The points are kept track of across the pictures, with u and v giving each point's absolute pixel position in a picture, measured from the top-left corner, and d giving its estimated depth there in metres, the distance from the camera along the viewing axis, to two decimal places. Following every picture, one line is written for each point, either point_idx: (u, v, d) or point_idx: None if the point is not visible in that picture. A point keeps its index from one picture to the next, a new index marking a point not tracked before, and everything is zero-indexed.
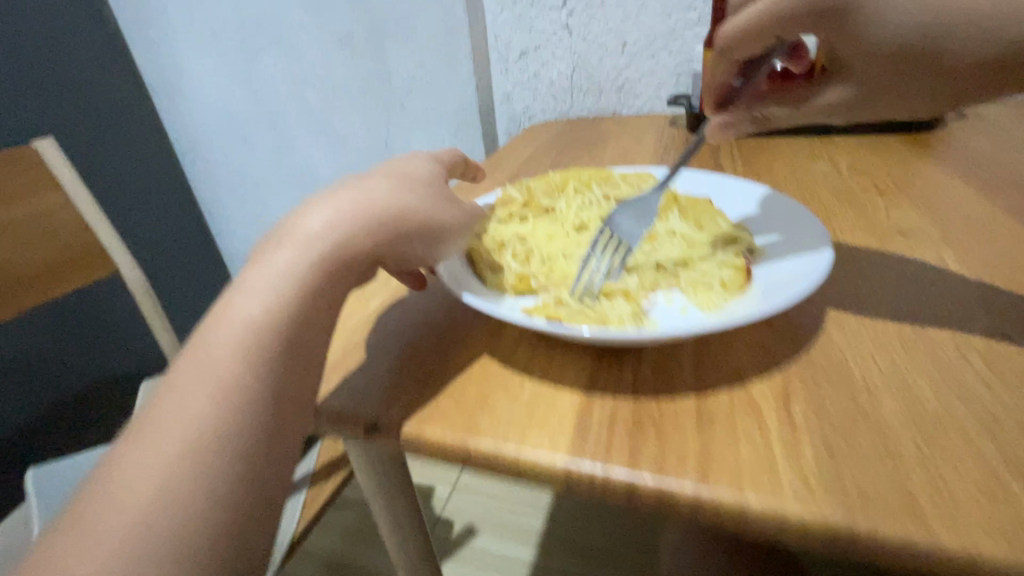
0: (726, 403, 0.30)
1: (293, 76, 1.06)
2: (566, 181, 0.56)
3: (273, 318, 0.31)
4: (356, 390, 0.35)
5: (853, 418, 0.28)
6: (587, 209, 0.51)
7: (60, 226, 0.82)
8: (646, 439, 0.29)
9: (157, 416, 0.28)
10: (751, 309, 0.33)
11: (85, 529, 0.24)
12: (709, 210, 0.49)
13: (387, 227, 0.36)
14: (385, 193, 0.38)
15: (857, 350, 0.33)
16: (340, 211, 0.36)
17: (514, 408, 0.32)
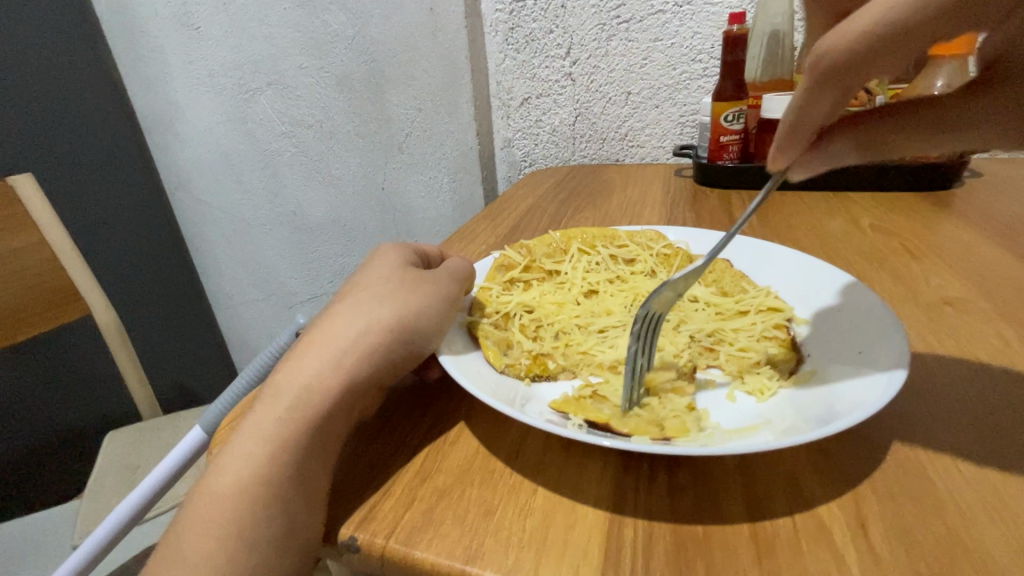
0: (786, 520, 0.25)
1: (289, 115, 1.03)
2: (567, 239, 0.52)
3: (256, 464, 0.28)
4: (332, 490, 0.29)
5: (947, 548, 0.23)
6: (595, 272, 0.48)
7: (31, 266, 0.75)
8: (692, 570, 0.23)
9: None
10: (828, 413, 0.28)
11: None
12: (730, 275, 0.46)
13: (397, 346, 0.32)
14: (380, 310, 0.33)
15: (932, 451, 0.28)
16: (333, 343, 0.32)
17: (526, 518, 0.26)
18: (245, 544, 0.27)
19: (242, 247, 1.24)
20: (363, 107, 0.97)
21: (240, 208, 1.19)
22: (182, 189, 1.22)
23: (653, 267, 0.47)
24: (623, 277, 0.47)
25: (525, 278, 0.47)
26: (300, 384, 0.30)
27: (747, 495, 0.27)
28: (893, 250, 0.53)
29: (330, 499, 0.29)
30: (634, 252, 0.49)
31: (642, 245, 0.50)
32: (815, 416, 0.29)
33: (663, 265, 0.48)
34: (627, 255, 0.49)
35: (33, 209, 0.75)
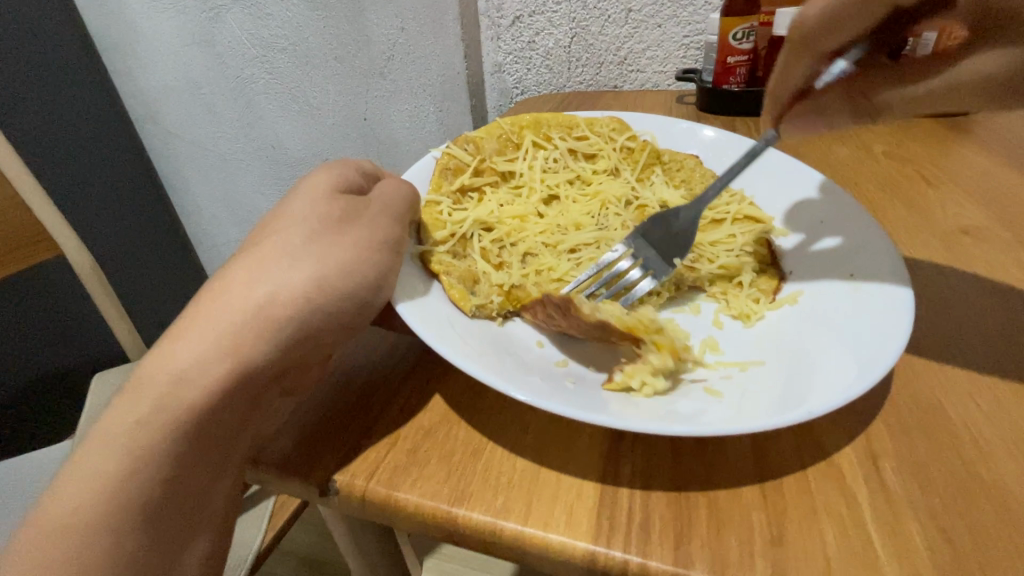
0: (793, 455, 0.23)
1: (260, 37, 0.94)
2: (520, 128, 0.47)
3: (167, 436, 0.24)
4: (305, 427, 0.27)
5: (963, 482, 0.22)
6: (554, 171, 0.45)
7: None
8: (694, 510, 0.22)
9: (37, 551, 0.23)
10: (829, 343, 0.28)
11: None
12: (697, 172, 0.44)
13: (323, 323, 0.27)
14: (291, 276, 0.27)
15: (950, 384, 0.26)
16: (237, 320, 0.26)
17: (516, 458, 0.25)
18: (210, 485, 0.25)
19: (220, 185, 1.18)
20: (340, 28, 0.88)
21: (215, 142, 1.11)
22: (151, 121, 1.14)
23: (617, 163, 0.45)
24: (586, 179, 0.44)
25: (478, 186, 0.43)
26: (190, 375, 0.25)
27: (752, 432, 0.25)
28: (909, 177, 0.50)
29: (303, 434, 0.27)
30: (596, 145, 0.46)
31: (605, 135, 0.47)
32: (821, 349, 0.28)
33: (626, 160, 0.46)
34: (588, 149, 0.46)
35: None
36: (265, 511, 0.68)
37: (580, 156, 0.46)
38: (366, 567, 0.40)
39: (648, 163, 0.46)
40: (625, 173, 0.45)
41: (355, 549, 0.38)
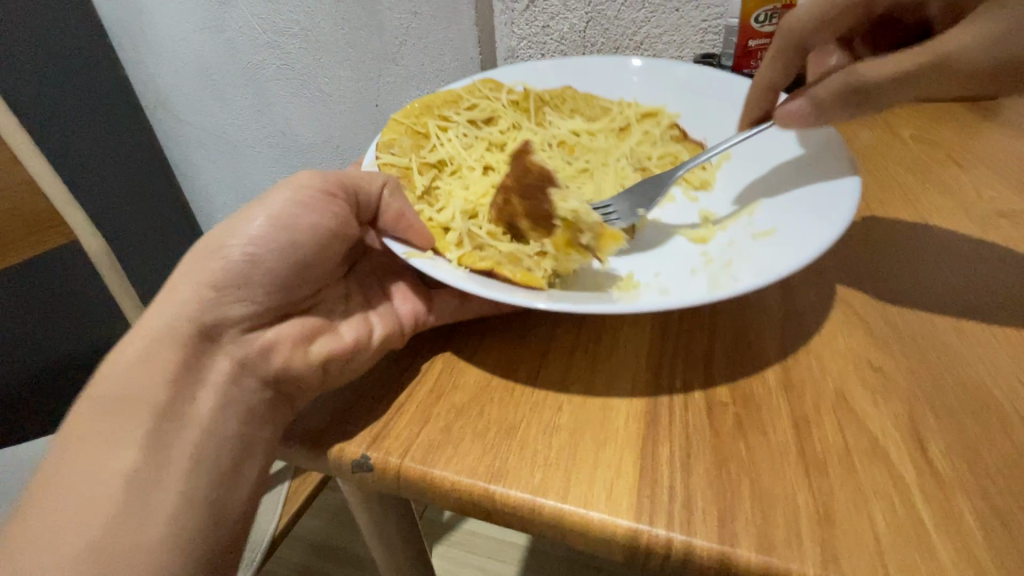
0: (836, 437, 0.23)
1: (270, 23, 0.93)
2: (407, 119, 0.42)
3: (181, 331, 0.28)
4: (284, 361, 0.30)
5: (1014, 463, 0.21)
6: (473, 146, 0.42)
7: None
8: (737, 487, 0.21)
9: (77, 435, 0.26)
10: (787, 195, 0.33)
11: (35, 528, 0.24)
12: (581, 97, 0.46)
13: (275, 278, 0.30)
14: (241, 241, 0.30)
15: (993, 365, 0.26)
16: (186, 290, 0.29)
17: (552, 434, 0.24)
18: (173, 430, 0.27)
19: (229, 172, 1.18)
20: (352, 12, 0.86)
21: (225, 129, 1.11)
22: (161, 108, 1.13)
23: (516, 118, 0.44)
24: (502, 140, 0.43)
25: (424, 182, 0.39)
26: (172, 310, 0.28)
27: (792, 410, 0.24)
28: (938, 160, 0.48)
29: (283, 367, 0.30)
30: (488, 109, 0.44)
31: (487, 96, 0.45)
32: (781, 200, 0.33)
33: (520, 113, 0.45)
34: (483, 115, 0.44)
35: None
36: (279, 494, 0.70)
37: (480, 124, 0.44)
38: (386, 547, 0.40)
39: (537, 106, 0.45)
40: (526, 123, 0.44)
41: (374, 526, 0.38)
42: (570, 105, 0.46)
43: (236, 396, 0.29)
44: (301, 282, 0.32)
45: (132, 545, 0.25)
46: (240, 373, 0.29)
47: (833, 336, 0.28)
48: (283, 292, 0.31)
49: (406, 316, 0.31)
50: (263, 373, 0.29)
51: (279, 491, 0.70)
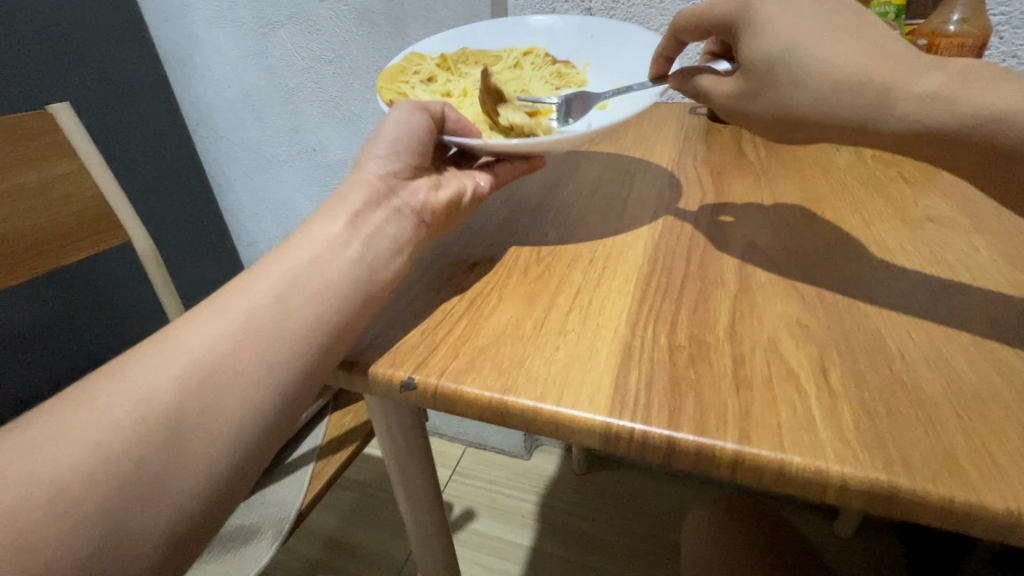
0: (762, 367, 0.31)
1: (309, 51, 1.02)
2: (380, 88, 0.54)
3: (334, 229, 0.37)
4: (424, 199, 0.42)
5: (889, 385, 0.29)
6: (433, 91, 0.57)
7: (73, 194, 0.73)
8: (686, 398, 0.29)
9: (245, 286, 0.34)
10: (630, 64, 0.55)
11: (181, 341, 0.31)
12: (477, 54, 0.62)
13: (413, 153, 0.42)
14: (391, 127, 0.42)
15: (891, 324, 0.34)
16: (349, 197, 0.39)
17: (551, 365, 0.32)
18: (352, 230, 0.38)
19: (262, 184, 1.27)
20: (383, 42, 0.95)
21: (261, 145, 1.20)
22: (205, 125, 1.24)
23: (446, 75, 0.59)
24: (448, 88, 0.58)
25: None
26: (338, 210, 0.39)
27: (733, 352, 0.32)
28: (890, 178, 0.56)
29: (425, 202, 0.42)
30: (426, 71, 0.59)
31: (419, 63, 0.59)
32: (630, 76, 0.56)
33: (444, 68, 0.60)
34: (425, 76, 0.58)
35: (73, 136, 0.73)
36: (305, 473, 0.75)
37: (428, 83, 0.58)
38: (406, 482, 0.49)
39: (454, 65, 0.60)
40: (453, 76, 0.60)
41: (397, 460, 0.47)
42: (472, 59, 0.62)
43: (398, 218, 0.40)
44: (425, 157, 0.43)
45: (314, 296, 0.34)
46: (399, 206, 0.40)
47: (772, 304, 0.36)
48: (417, 161, 0.43)
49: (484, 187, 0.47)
50: (413, 207, 0.41)
51: (304, 472, 0.75)
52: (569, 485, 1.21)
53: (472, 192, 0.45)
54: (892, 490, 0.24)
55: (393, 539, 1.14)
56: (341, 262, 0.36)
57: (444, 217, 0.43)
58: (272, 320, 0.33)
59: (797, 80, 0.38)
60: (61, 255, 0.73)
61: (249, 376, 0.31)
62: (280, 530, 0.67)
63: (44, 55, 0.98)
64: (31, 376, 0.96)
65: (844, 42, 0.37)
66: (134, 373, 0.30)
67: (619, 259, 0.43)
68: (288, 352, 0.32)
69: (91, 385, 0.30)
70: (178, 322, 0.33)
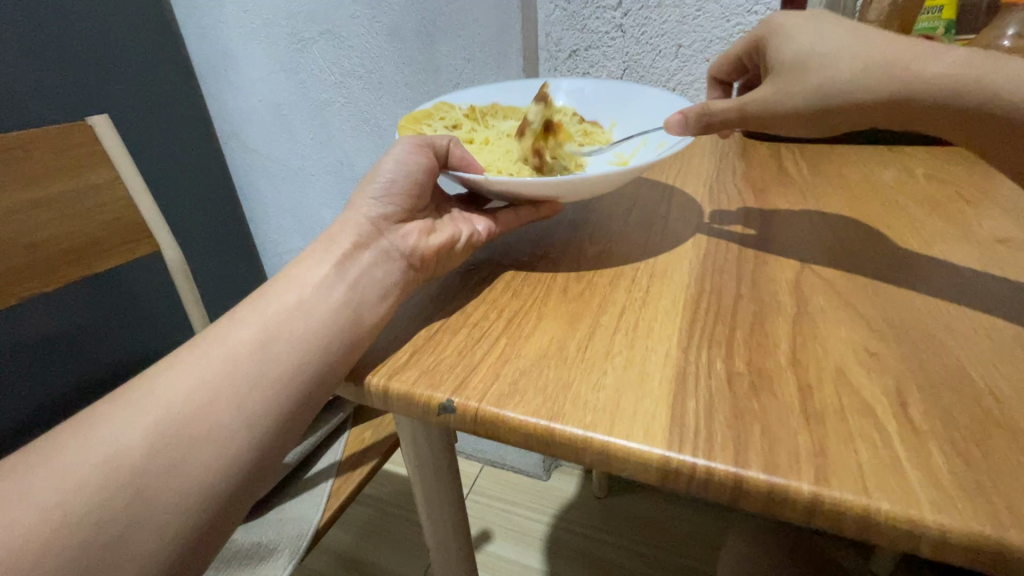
0: (834, 399, 0.28)
1: (339, 65, 1.02)
2: (404, 129, 0.54)
3: (315, 277, 0.39)
4: (414, 242, 0.41)
5: (981, 423, 0.26)
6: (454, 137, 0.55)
7: (107, 204, 0.74)
8: (750, 431, 0.27)
9: (226, 335, 0.37)
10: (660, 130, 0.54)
11: (160, 389, 0.34)
12: (506, 109, 0.61)
13: (406, 195, 0.43)
14: (388, 166, 0.43)
15: (972, 353, 0.31)
16: (338, 239, 0.40)
17: (600, 391, 0.30)
18: (337, 274, 0.39)
19: (289, 197, 1.27)
20: (412, 57, 0.94)
21: (289, 158, 1.20)
22: (234, 139, 1.25)
23: (473, 124, 0.58)
24: (471, 135, 0.56)
25: None
26: (324, 253, 0.40)
27: (799, 382, 0.30)
28: (947, 197, 0.53)
29: (415, 246, 0.41)
30: (452, 118, 0.58)
31: (448, 112, 0.59)
32: (655, 133, 0.54)
33: (471, 117, 0.59)
34: (451, 123, 0.57)
35: (109, 146, 0.74)
36: (323, 490, 0.73)
37: (452, 129, 0.57)
38: (432, 506, 0.47)
39: (483, 116, 0.60)
40: (479, 126, 0.58)
41: (424, 484, 0.44)
42: (502, 114, 0.61)
43: (385, 262, 0.40)
44: (419, 199, 0.44)
45: (291, 345, 0.36)
46: (389, 249, 0.41)
47: (836, 330, 0.34)
48: (410, 203, 0.43)
49: (484, 232, 0.46)
50: (402, 250, 0.41)
51: (323, 489, 0.73)
52: (590, 509, 1.17)
53: (467, 237, 0.44)
54: (998, 546, 0.21)
55: (409, 559, 1.11)
56: (323, 308, 0.37)
57: (435, 259, 0.42)
58: (249, 370, 0.35)
59: (831, 72, 0.40)
60: (87, 265, 0.73)
61: (221, 423, 0.34)
62: (297, 548, 0.65)
63: (82, 69, 1.01)
64: (59, 380, 0.97)
65: (867, 41, 0.40)
66: (112, 420, 0.33)
67: (663, 278, 0.41)
68: (260, 404, 0.35)
69: (79, 425, 0.33)
70: (155, 373, 0.35)
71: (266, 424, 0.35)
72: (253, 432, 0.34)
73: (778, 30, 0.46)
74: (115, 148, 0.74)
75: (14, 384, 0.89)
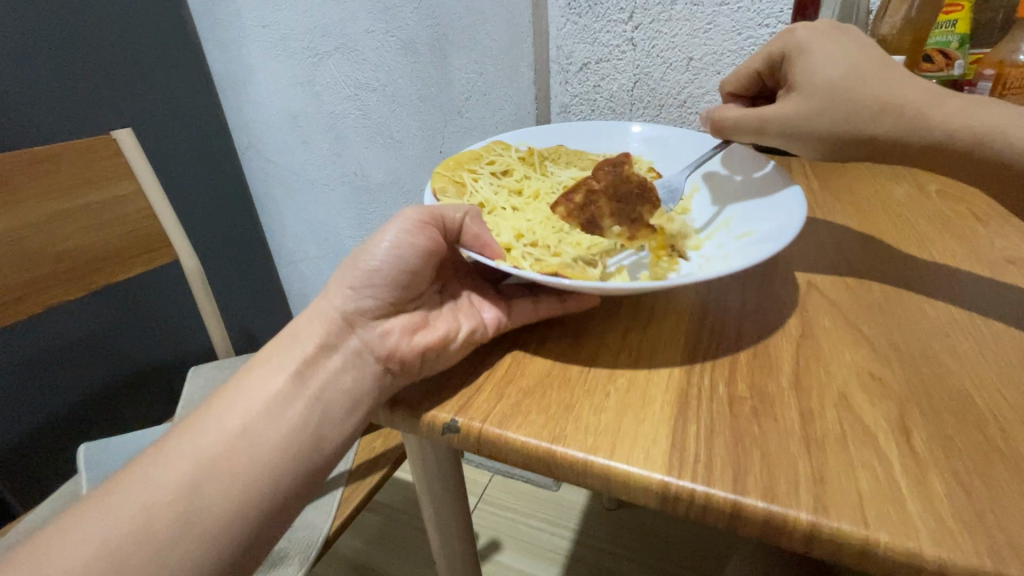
0: (835, 426, 0.28)
1: (355, 79, 1.04)
2: (453, 174, 0.54)
3: (278, 385, 0.36)
4: (393, 344, 0.37)
5: (983, 452, 0.26)
6: (501, 192, 0.54)
7: (130, 216, 0.77)
8: (751, 457, 0.27)
9: (179, 447, 0.34)
10: (739, 210, 0.49)
11: (106, 508, 0.32)
12: (570, 154, 0.59)
13: (391, 284, 0.38)
14: (379, 248, 0.38)
15: (978, 379, 0.31)
16: (308, 338, 0.38)
17: (601, 412, 0.31)
18: (298, 384, 0.36)
19: (303, 207, 1.30)
20: (425, 71, 0.95)
21: (304, 168, 1.22)
22: (252, 150, 1.27)
23: (526, 171, 0.57)
24: (520, 185, 0.55)
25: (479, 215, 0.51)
26: (292, 353, 0.37)
27: (801, 406, 0.30)
28: (960, 214, 0.52)
29: (393, 349, 0.37)
30: (506, 165, 0.57)
31: (504, 155, 0.58)
32: (737, 214, 0.48)
33: (525, 165, 0.58)
34: (503, 170, 0.57)
35: (133, 161, 0.76)
36: (334, 497, 0.74)
37: (500, 176, 0.56)
38: (440, 521, 0.47)
39: (540, 160, 0.59)
40: (532, 173, 0.57)
41: (431, 499, 0.45)
42: (563, 159, 0.59)
43: (356, 367, 0.37)
44: (408, 287, 0.39)
45: (238, 472, 0.34)
46: (360, 351, 0.38)
47: (840, 352, 0.34)
48: (397, 294, 0.39)
49: (490, 323, 0.38)
50: (378, 352, 0.37)
51: (334, 496, 0.74)
52: (599, 520, 1.16)
53: (466, 333, 0.37)
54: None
55: (417, 567, 1.11)
56: (274, 431, 0.35)
57: (414, 363, 0.36)
58: (204, 483, 0.33)
59: (854, 101, 0.40)
60: (113, 274, 0.76)
61: (170, 547, 0.31)
62: (307, 557, 0.66)
63: (106, 83, 1.04)
64: (78, 387, 1.00)
65: (887, 71, 0.40)
66: (55, 548, 0.31)
67: (669, 300, 0.41)
68: (212, 525, 0.33)
69: (24, 549, 0.31)
70: (92, 498, 0.33)
71: (221, 539, 0.33)
72: (204, 557, 0.32)
73: (796, 35, 0.44)
74: (140, 167, 0.77)
75: (28, 392, 0.92)
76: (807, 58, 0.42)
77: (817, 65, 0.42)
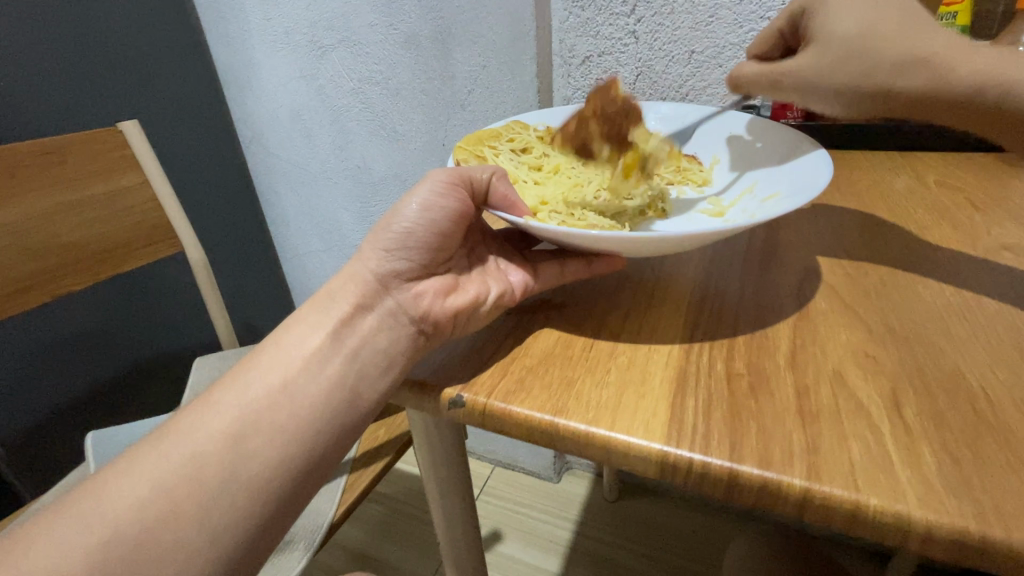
0: (829, 401, 0.29)
1: (358, 73, 1.05)
2: (474, 148, 0.54)
3: (309, 343, 0.37)
4: (427, 305, 0.39)
5: (973, 425, 0.27)
6: (521, 164, 0.54)
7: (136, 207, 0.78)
8: (747, 430, 0.28)
9: (212, 405, 0.35)
10: (763, 179, 0.50)
11: (143, 464, 0.33)
12: None
13: (423, 247, 0.40)
14: (409, 211, 0.39)
15: (970, 358, 0.31)
16: (338, 299, 0.39)
17: (603, 388, 0.32)
18: (332, 343, 0.37)
19: (307, 200, 1.30)
20: (428, 64, 0.96)
21: (308, 161, 1.23)
22: (255, 144, 1.28)
23: (545, 147, 0.57)
24: (540, 162, 0.55)
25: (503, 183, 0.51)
26: (324, 315, 0.38)
27: (797, 383, 0.31)
28: (958, 204, 0.53)
29: (428, 309, 0.39)
30: (523, 140, 0.57)
31: (521, 131, 0.58)
32: (763, 181, 0.50)
33: (543, 140, 0.58)
34: (521, 145, 0.56)
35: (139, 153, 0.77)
36: (339, 483, 0.75)
37: (520, 152, 0.56)
38: (445, 500, 0.48)
39: (558, 139, 0.59)
40: (549, 149, 0.57)
41: (436, 478, 0.46)
42: None
43: (389, 327, 0.38)
44: (439, 249, 0.41)
45: (271, 429, 0.34)
46: (394, 310, 0.39)
47: (836, 333, 0.35)
48: (427, 258, 0.40)
49: (518, 286, 0.42)
50: (412, 313, 0.39)
51: (339, 482, 0.75)
52: (599, 512, 1.17)
53: (496, 295, 0.41)
54: (979, 541, 0.22)
55: (419, 557, 1.12)
56: (301, 393, 0.36)
57: (450, 324, 0.39)
58: (236, 439, 0.34)
59: (874, 54, 0.40)
60: (119, 265, 0.77)
61: (207, 500, 0.32)
62: (312, 542, 0.67)
63: (110, 76, 1.05)
64: (85, 376, 1.01)
65: (910, 19, 0.40)
66: (95, 500, 0.31)
67: (669, 285, 0.42)
68: (247, 479, 0.33)
69: (64, 505, 0.31)
70: (131, 454, 0.34)
71: (255, 495, 0.33)
72: (239, 511, 0.33)
73: None
74: (145, 158, 0.78)
75: (35, 380, 0.94)
76: (828, 11, 0.43)
77: (838, 16, 0.42)
